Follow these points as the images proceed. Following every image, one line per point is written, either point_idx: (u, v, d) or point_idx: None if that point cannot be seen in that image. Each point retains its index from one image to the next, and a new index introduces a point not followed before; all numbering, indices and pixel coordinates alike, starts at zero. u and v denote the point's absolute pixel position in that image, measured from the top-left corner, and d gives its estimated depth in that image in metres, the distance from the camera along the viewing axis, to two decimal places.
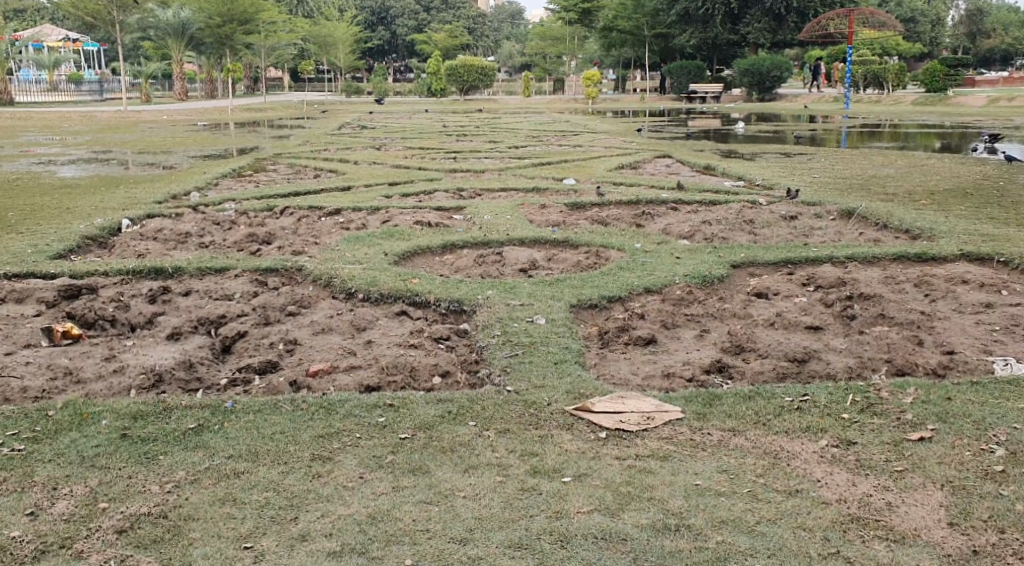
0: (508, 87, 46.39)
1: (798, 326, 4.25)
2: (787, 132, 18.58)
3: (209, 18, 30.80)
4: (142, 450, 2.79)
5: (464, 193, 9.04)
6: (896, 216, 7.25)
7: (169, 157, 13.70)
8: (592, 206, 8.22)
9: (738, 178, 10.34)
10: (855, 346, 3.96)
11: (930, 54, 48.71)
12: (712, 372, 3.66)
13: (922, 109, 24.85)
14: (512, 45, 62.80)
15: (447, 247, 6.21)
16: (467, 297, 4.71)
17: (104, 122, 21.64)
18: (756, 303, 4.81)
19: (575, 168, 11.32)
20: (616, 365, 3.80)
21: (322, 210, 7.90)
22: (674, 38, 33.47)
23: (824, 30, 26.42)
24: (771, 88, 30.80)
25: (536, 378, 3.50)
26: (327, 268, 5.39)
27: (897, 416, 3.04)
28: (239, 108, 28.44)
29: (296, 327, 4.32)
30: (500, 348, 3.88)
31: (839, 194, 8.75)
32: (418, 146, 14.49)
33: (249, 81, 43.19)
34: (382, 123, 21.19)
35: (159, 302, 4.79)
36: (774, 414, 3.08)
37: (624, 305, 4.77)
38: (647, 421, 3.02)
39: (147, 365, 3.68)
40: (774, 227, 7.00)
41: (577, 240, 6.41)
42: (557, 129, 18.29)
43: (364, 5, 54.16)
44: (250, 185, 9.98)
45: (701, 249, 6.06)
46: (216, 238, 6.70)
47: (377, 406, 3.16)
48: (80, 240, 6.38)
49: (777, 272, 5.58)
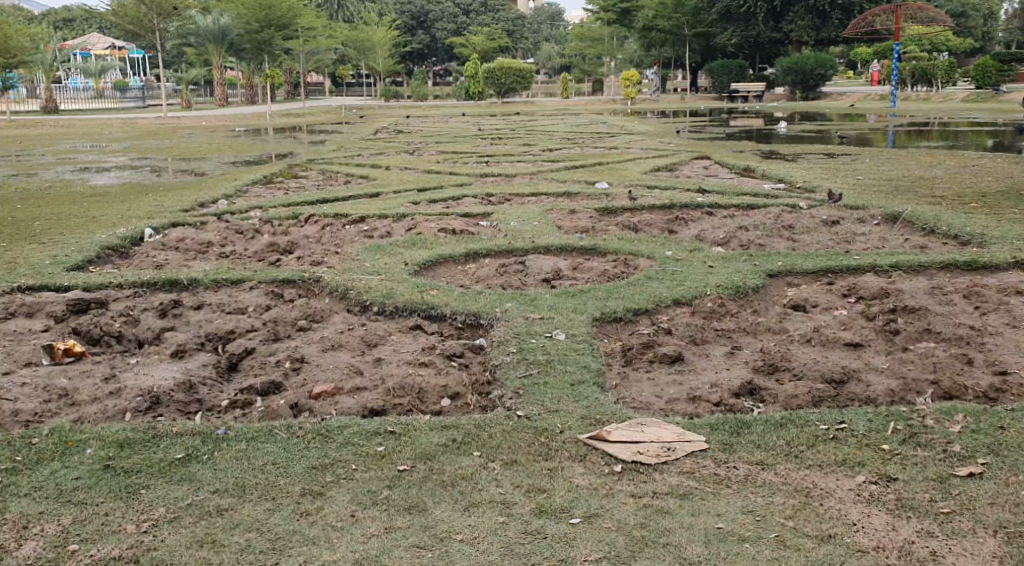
0: (548, 89, 46.08)
1: (836, 343, 3.96)
2: (830, 131, 18.07)
3: (248, 24, 30.87)
4: (125, 484, 2.67)
5: (493, 198, 8.85)
6: (945, 220, 6.87)
7: (203, 164, 13.76)
8: (624, 210, 7.97)
9: (778, 181, 10.00)
10: (898, 366, 3.66)
11: (982, 49, 47.27)
12: (741, 395, 3.41)
13: (974, 106, 24.03)
14: (552, 47, 62.56)
15: (470, 255, 6.01)
16: (485, 310, 4.51)
17: (143, 129, 21.83)
18: (792, 317, 4.53)
19: (609, 171, 11.06)
20: (638, 387, 3.55)
21: (346, 217, 7.77)
22: (716, 37, 32.94)
23: (871, 26, 25.74)
24: (815, 86, 30.09)
25: (550, 401, 3.28)
26: (344, 279, 5.22)
27: (944, 447, 2.74)
28: (277, 114, 28.59)
29: (306, 342, 4.15)
30: (515, 367, 3.67)
31: (885, 196, 8.36)
32: (451, 151, 14.31)
33: (289, 87, 43.50)
34: (418, 127, 21.07)
35: (170, 315, 4.67)
36: (807, 445, 2.82)
37: (652, 318, 4.52)
38: (666, 452, 2.78)
39: (145, 386, 3.55)
40: (813, 233, 6.68)
41: (606, 248, 6.16)
42: (593, 131, 18.01)
43: (404, 9, 54.51)
44: (278, 192, 9.91)
45: (735, 257, 5.78)
46: (237, 247, 6.58)
47: (377, 433, 2.97)
48: (100, 250, 6.33)
49: (815, 282, 5.28)
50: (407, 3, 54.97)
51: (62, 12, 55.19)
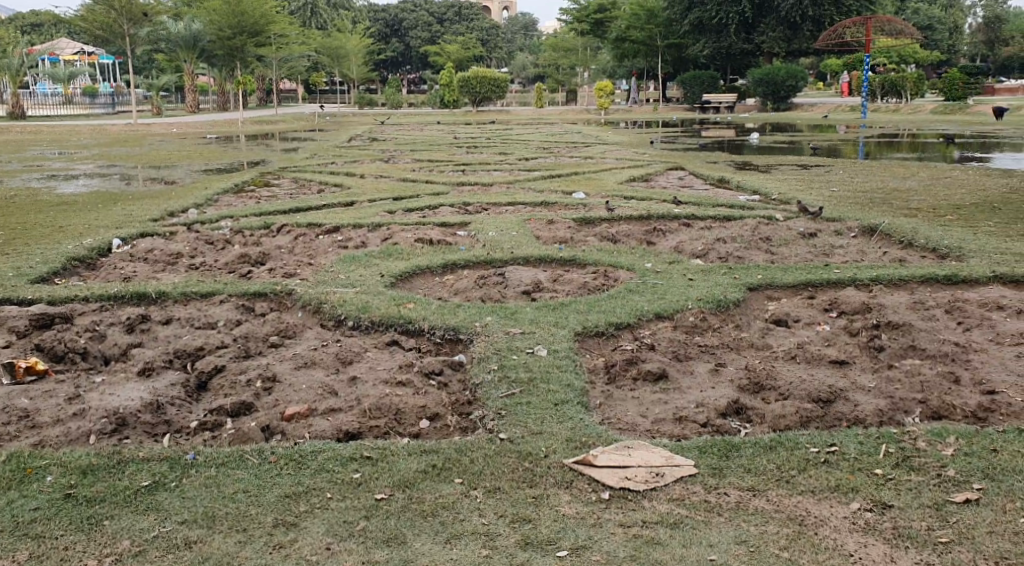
0: (522, 98, 46.13)
1: (821, 360, 3.90)
2: (803, 142, 18.20)
3: (219, 31, 30.60)
4: (87, 514, 2.52)
5: (470, 207, 8.74)
6: (922, 233, 6.88)
7: (173, 172, 13.50)
8: (601, 221, 7.91)
9: (754, 192, 9.99)
10: (885, 384, 3.60)
11: (948, 62, 48.09)
12: (727, 415, 3.33)
13: (942, 118, 24.37)
14: (526, 56, 62.71)
15: (447, 267, 5.90)
16: (463, 324, 4.40)
17: (113, 136, 21.47)
18: (775, 332, 4.47)
19: (585, 181, 11.00)
20: (622, 406, 3.46)
21: (320, 227, 7.62)
22: (689, 48, 33.16)
23: (840, 38, 26.03)
24: (786, 97, 30.31)
25: (533, 422, 3.17)
26: (317, 293, 5.09)
27: (938, 471, 2.69)
28: (250, 121, 28.29)
29: (279, 360, 4.01)
30: (496, 385, 3.56)
31: (861, 208, 8.37)
32: (426, 159, 14.19)
33: (262, 94, 43.14)
34: (392, 135, 20.93)
35: (137, 331, 4.51)
36: (798, 469, 2.75)
37: (633, 333, 4.43)
38: (655, 478, 2.69)
39: (110, 407, 3.39)
40: (792, 246, 6.65)
41: (585, 260, 6.08)
42: (569, 140, 17.98)
43: (377, 17, 54.44)
44: (250, 201, 9.74)
45: (715, 270, 5.72)
46: (208, 258, 6.42)
47: (353, 458, 2.85)
48: (65, 261, 6.13)
49: (796, 295, 5.23)
50: (382, 11, 54.86)
51: (30, 17, 54.37)
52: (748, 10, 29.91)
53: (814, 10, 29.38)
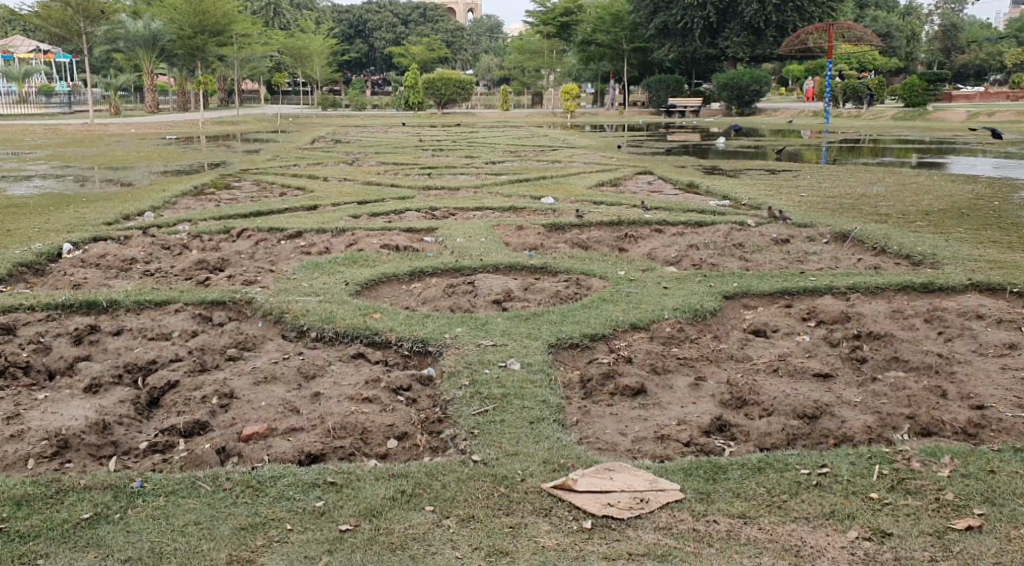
0: (488, 101, 45.92)
1: (804, 373, 3.78)
2: (768, 146, 18.30)
3: (181, 30, 29.61)
4: (20, 553, 2.29)
5: (437, 212, 8.54)
6: (895, 239, 6.82)
7: (130, 173, 13.08)
8: (572, 227, 7.76)
9: (723, 197, 9.92)
10: (871, 399, 3.49)
11: (905, 69, 48.94)
12: (711, 433, 3.20)
13: (902, 124, 24.66)
14: (491, 57, 62.54)
15: (415, 274, 5.70)
16: (433, 336, 4.21)
17: (68, 136, 20.88)
18: (754, 342, 4.34)
19: (555, 185, 10.86)
20: (600, 423, 3.30)
21: (282, 232, 7.37)
22: (654, 52, 33.27)
23: (803, 44, 26.19)
24: (751, 102, 30.46)
25: (508, 442, 2.99)
26: (279, 301, 4.85)
27: (935, 496, 2.60)
28: (211, 122, 27.75)
29: (236, 374, 3.78)
30: (467, 401, 3.38)
31: (831, 214, 8.33)
32: (392, 162, 13.95)
33: (223, 94, 42.41)
34: (357, 137, 20.66)
35: (85, 342, 4.24)
36: (790, 494, 2.63)
37: (609, 344, 4.27)
38: (640, 504, 2.54)
39: (51, 428, 3.14)
40: (766, 252, 6.56)
41: (556, 267, 5.93)
42: (535, 144, 17.87)
43: (341, 18, 54.04)
44: (210, 204, 9.43)
45: (690, 277, 5.59)
46: (164, 264, 6.13)
47: (316, 484, 2.65)
48: (11, 267, 5.81)
49: (773, 304, 5.12)
50: (345, 12, 54.39)
51: None
52: (712, 15, 30.05)
53: (778, 15, 29.64)
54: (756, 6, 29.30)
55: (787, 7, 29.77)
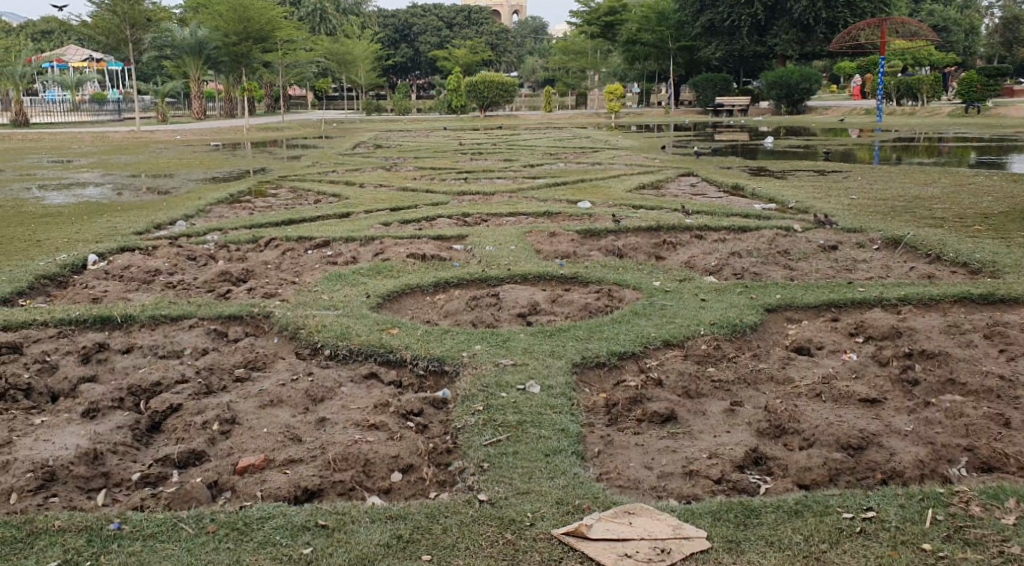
0: (532, 102, 45.68)
1: (851, 398, 3.45)
2: (817, 146, 17.79)
3: (225, 37, 30.23)
4: None
5: (469, 218, 8.34)
6: (951, 245, 6.41)
7: (170, 180, 13.15)
8: (607, 233, 7.47)
9: (769, 200, 9.55)
10: (924, 428, 3.15)
11: (963, 64, 47.38)
12: (745, 468, 2.91)
13: (959, 121, 23.78)
14: (536, 59, 62.35)
15: (440, 286, 5.48)
16: (450, 354, 3.99)
17: (116, 143, 21.25)
18: (796, 361, 4.02)
19: (592, 189, 10.57)
20: (624, 455, 3.04)
21: (310, 240, 7.22)
22: (700, 51, 32.73)
23: (855, 41, 25.37)
24: (800, 101, 29.76)
25: (519, 479, 2.75)
26: (297, 316, 4.67)
27: (998, 548, 2.29)
28: (256, 127, 28.05)
29: (241, 397, 3.60)
30: (479, 430, 3.15)
31: (882, 218, 7.92)
32: (430, 166, 13.81)
33: (270, 101, 42.98)
34: (397, 141, 20.65)
35: (93, 362, 4.11)
36: (828, 542, 2.35)
37: (638, 363, 4.00)
38: (658, 556, 2.29)
39: (39, 459, 3.00)
40: (812, 260, 6.21)
41: (588, 276, 5.66)
42: (576, 145, 17.64)
43: (387, 22, 54.52)
44: (242, 212, 9.36)
45: (730, 288, 5.27)
46: (187, 275, 6.01)
47: (306, 527, 2.45)
48: (33, 279, 5.74)
49: (818, 318, 4.79)
50: (390, 17, 54.84)
51: (41, 24, 54.78)
52: (760, 12, 29.49)
53: (828, 11, 28.88)
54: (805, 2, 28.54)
55: (838, 3, 28.97)
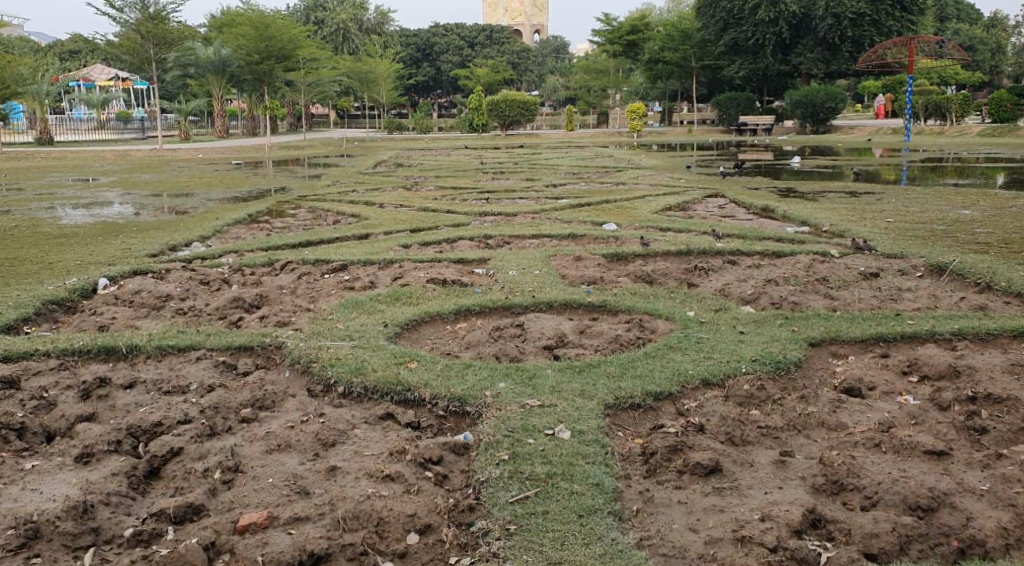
0: (553, 120, 45.48)
1: (914, 450, 3.13)
2: (846, 166, 17.41)
3: (249, 56, 30.21)
4: None
5: (491, 240, 8.09)
6: (1001, 273, 6.05)
7: (189, 200, 12.97)
8: (635, 257, 7.18)
9: (802, 223, 9.21)
10: (1001, 486, 2.85)
11: (990, 84, 46.79)
12: (802, 533, 2.61)
13: (988, 141, 23.32)
14: (558, 79, 62.32)
15: (460, 314, 5.20)
16: (473, 393, 3.70)
17: (136, 162, 21.18)
18: (847, 403, 3.68)
19: (617, 210, 10.26)
20: (665, 514, 2.76)
21: (327, 264, 6.97)
22: (724, 70, 32.42)
23: (881, 60, 24.90)
24: (825, 120, 29.36)
25: (550, 545, 2.55)
26: (311, 347, 4.41)
27: None
28: (276, 145, 28.08)
29: (248, 440, 3.34)
30: (505, 483, 2.88)
31: (923, 243, 7.57)
32: (450, 186, 13.55)
33: (292, 119, 43.19)
34: (419, 160, 20.51)
35: (93, 398, 3.84)
36: None
37: (676, 405, 3.69)
38: None
39: (23, 513, 2.74)
40: (853, 287, 5.88)
41: (617, 305, 5.37)
42: (599, 164, 17.33)
43: (409, 41, 54.65)
44: (259, 233, 9.16)
45: (770, 320, 4.95)
46: (199, 301, 5.76)
47: None
48: (40, 305, 5.53)
49: (865, 354, 4.44)
50: (412, 36, 55.05)
51: (67, 44, 55.59)
52: (785, 30, 29.16)
53: (853, 31, 28.37)
54: (831, 21, 28.13)
55: (864, 22, 28.38)
